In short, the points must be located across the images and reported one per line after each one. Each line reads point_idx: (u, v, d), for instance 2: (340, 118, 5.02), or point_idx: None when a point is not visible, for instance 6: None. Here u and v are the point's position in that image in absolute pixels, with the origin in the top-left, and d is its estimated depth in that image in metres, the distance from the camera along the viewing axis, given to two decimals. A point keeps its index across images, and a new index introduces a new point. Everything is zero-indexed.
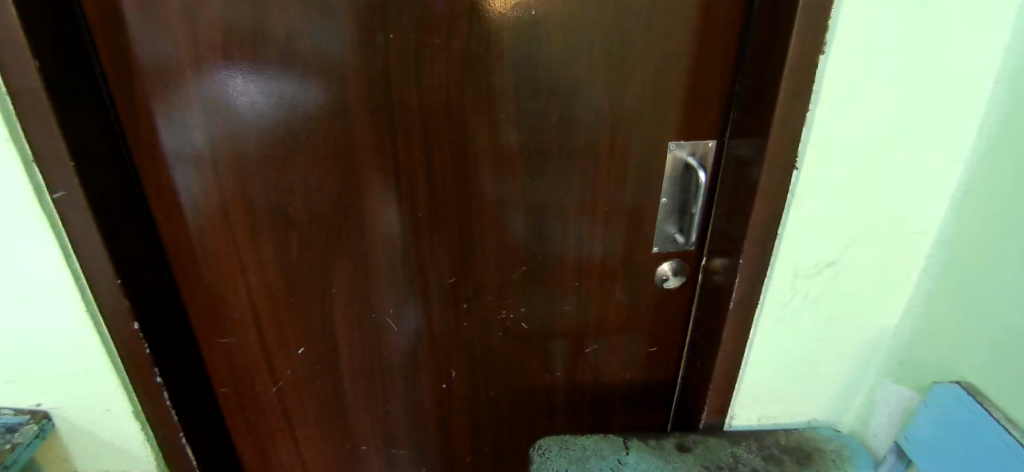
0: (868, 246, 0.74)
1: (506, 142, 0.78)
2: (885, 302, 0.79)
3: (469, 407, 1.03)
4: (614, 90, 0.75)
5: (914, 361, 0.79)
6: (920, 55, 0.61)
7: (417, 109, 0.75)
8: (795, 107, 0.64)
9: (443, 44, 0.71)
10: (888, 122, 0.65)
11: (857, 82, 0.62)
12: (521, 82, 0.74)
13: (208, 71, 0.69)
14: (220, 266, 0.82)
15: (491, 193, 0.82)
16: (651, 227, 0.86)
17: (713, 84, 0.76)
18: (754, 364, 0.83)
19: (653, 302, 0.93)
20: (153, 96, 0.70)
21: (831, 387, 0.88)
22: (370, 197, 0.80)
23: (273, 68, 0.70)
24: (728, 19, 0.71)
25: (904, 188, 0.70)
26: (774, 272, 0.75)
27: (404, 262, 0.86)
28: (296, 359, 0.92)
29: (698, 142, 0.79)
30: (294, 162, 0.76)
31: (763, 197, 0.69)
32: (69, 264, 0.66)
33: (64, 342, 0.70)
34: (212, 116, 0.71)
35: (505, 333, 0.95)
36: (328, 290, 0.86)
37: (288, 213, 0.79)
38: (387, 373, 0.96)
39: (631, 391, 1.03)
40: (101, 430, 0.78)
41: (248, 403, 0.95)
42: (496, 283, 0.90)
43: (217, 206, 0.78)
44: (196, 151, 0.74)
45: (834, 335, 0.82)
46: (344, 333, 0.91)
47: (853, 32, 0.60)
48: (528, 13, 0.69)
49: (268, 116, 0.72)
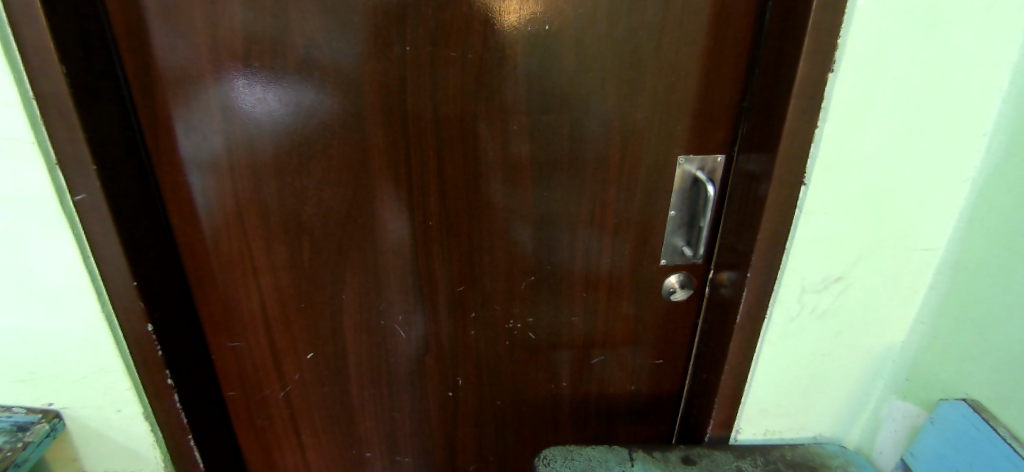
0: (875, 263, 0.74)
1: (517, 153, 0.79)
2: (892, 319, 0.79)
3: (475, 416, 1.03)
4: (625, 102, 0.76)
5: (921, 378, 0.79)
6: (927, 74, 0.63)
7: (431, 118, 0.76)
8: (804, 124, 0.65)
9: (458, 57, 0.73)
10: (894, 139, 0.66)
11: (865, 100, 0.64)
12: (533, 95, 0.75)
13: (228, 78, 0.70)
14: (232, 270, 0.83)
15: (501, 203, 0.83)
16: (660, 240, 0.86)
17: (723, 100, 0.77)
18: (760, 380, 0.83)
19: (660, 315, 0.93)
20: (175, 102, 0.71)
21: (836, 403, 0.87)
22: (381, 206, 0.81)
23: (291, 77, 0.71)
24: (737, 36, 0.73)
25: (911, 206, 0.70)
26: (780, 286, 0.75)
27: (414, 269, 0.87)
28: (304, 364, 0.92)
29: (707, 157, 0.80)
30: (308, 169, 0.77)
31: (771, 211, 0.70)
32: (87, 265, 0.67)
33: (77, 341, 0.72)
34: (230, 123, 0.73)
35: (511, 342, 0.95)
36: (338, 296, 0.87)
37: (301, 219, 0.80)
38: (393, 380, 0.96)
39: (637, 402, 1.03)
40: (112, 431, 0.79)
41: (255, 408, 0.96)
42: (503, 292, 0.90)
43: (231, 210, 0.79)
44: (212, 158, 0.75)
45: (840, 352, 0.82)
46: (352, 339, 0.91)
47: (862, 50, 0.61)
48: (541, 27, 0.71)
49: (284, 124, 0.74)
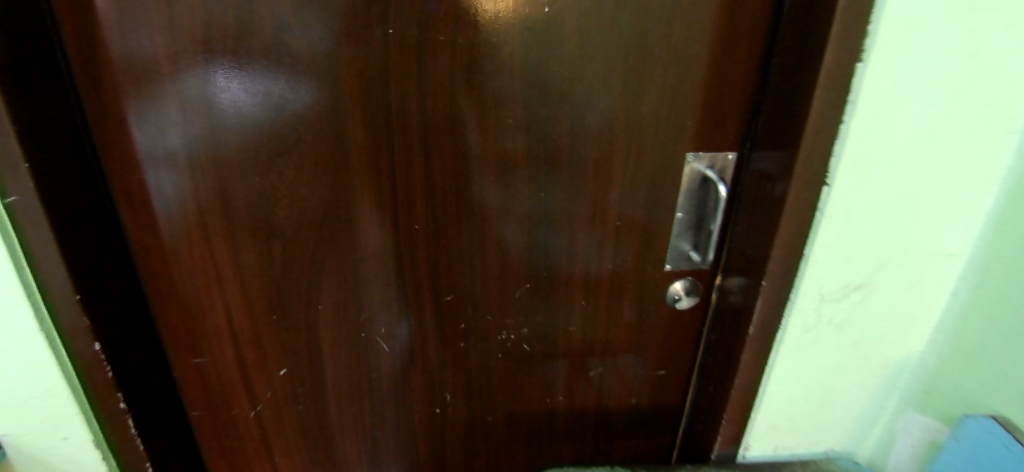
0: (896, 270, 0.69)
1: (511, 150, 0.72)
2: (910, 329, 0.74)
3: (464, 434, 0.96)
4: (629, 94, 0.70)
5: (940, 390, 0.74)
6: (960, 66, 0.57)
7: (417, 112, 0.69)
8: (827, 119, 0.59)
9: (447, 42, 0.65)
10: (922, 137, 0.61)
11: (894, 94, 0.58)
12: (530, 86, 0.69)
13: (186, 63, 0.62)
14: (193, 279, 0.75)
15: (493, 206, 0.76)
16: (664, 244, 0.80)
17: (735, 93, 0.70)
18: (772, 394, 0.78)
19: (663, 324, 0.87)
20: (124, 91, 0.63)
21: (848, 417, 0.82)
22: (360, 208, 0.73)
23: (259, 64, 0.63)
24: (752, 22, 0.67)
25: (935, 209, 0.65)
26: (797, 295, 0.69)
27: (398, 278, 0.79)
28: (277, 381, 0.84)
29: (717, 154, 0.74)
30: (280, 167, 0.69)
31: (789, 214, 0.64)
32: (22, 277, 0.59)
33: (13, 363, 0.62)
34: (188, 117, 0.65)
35: (505, 354, 0.89)
36: (313, 307, 0.79)
37: (273, 222, 0.72)
38: (376, 396, 0.89)
39: (636, 416, 0.97)
40: (57, 462, 0.70)
41: (223, 430, 0.87)
42: (496, 301, 0.84)
43: (192, 212, 0.70)
44: (168, 155, 0.67)
45: (856, 364, 0.77)
46: (330, 353, 0.83)
47: (894, 38, 0.55)
48: (540, 10, 0.64)
49: (252, 117, 0.66)
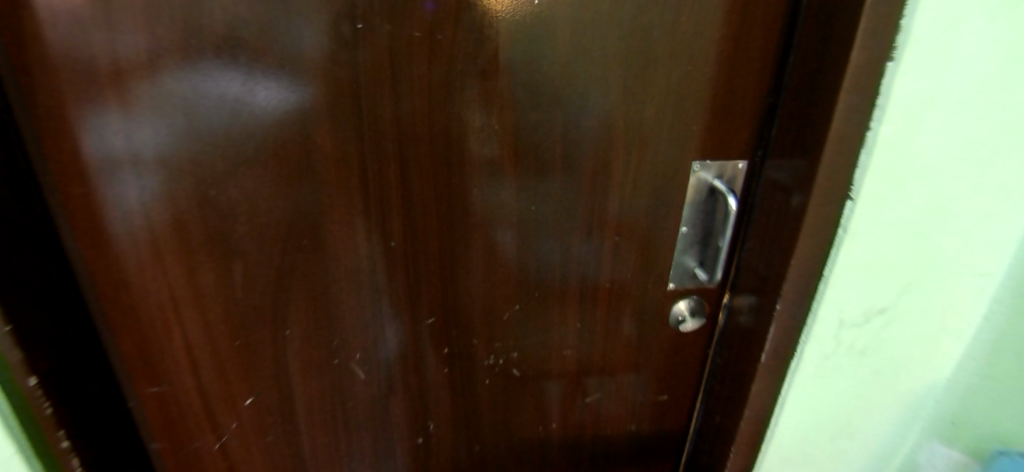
0: (923, 291, 0.63)
1: (497, 160, 0.66)
2: (936, 355, 0.68)
3: (450, 464, 0.89)
4: (628, 97, 0.63)
5: (969, 420, 0.68)
6: (1001, 67, 0.51)
7: (392, 118, 0.62)
8: (853, 126, 0.52)
9: (424, 39, 0.58)
10: (957, 145, 0.54)
11: (928, 97, 0.51)
12: (518, 88, 0.62)
13: (126, 62, 0.55)
14: (147, 301, 0.67)
15: (479, 222, 0.69)
16: (667, 260, 0.74)
17: (746, 96, 0.64)
18: (785, 425, 0.71)
19: (665, 345, 0.81)
20: (55, 94, 0.55)
21: (866, 448, 0.75)
22: (331, 224, 0.66)
23: (210, 62, 0.56)
24: (766, 17, 0.60)
25: (968, 225, 0.59)
26: (815, 320, 0.63)
27: (375, 299, 0.72)
28: (244, 410, 0.77)
29: (726, 163, 0.67)
30: (240, 178, 0.62)
31: (807, 232, 0.58)
32: None
33: None
34: (133, 123, 0.57)
35: (493, 380, 0.82)
36: (281, 331, 0.72)
37: (234, 239, 0.65)
38: (354, 426, 0.82)
39: (635, 442, 0.91)
40: None
41: (186, 464, 0.80)
42: (483, 323, 0.77)
43: (142, 228, 0.63)
44: (111, 165, 0.59)
45: (877, 393, 0.70)
46: (303, 380, 0.76)
47: (930, 35, 0.49)
48: (528, 3, 0.58)
49: (205, 123, 0.59)
